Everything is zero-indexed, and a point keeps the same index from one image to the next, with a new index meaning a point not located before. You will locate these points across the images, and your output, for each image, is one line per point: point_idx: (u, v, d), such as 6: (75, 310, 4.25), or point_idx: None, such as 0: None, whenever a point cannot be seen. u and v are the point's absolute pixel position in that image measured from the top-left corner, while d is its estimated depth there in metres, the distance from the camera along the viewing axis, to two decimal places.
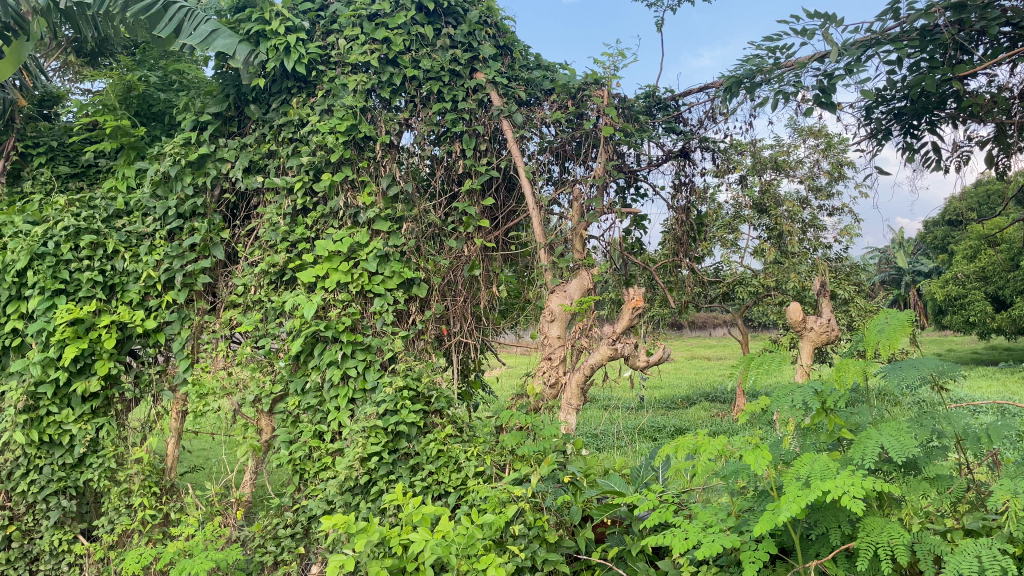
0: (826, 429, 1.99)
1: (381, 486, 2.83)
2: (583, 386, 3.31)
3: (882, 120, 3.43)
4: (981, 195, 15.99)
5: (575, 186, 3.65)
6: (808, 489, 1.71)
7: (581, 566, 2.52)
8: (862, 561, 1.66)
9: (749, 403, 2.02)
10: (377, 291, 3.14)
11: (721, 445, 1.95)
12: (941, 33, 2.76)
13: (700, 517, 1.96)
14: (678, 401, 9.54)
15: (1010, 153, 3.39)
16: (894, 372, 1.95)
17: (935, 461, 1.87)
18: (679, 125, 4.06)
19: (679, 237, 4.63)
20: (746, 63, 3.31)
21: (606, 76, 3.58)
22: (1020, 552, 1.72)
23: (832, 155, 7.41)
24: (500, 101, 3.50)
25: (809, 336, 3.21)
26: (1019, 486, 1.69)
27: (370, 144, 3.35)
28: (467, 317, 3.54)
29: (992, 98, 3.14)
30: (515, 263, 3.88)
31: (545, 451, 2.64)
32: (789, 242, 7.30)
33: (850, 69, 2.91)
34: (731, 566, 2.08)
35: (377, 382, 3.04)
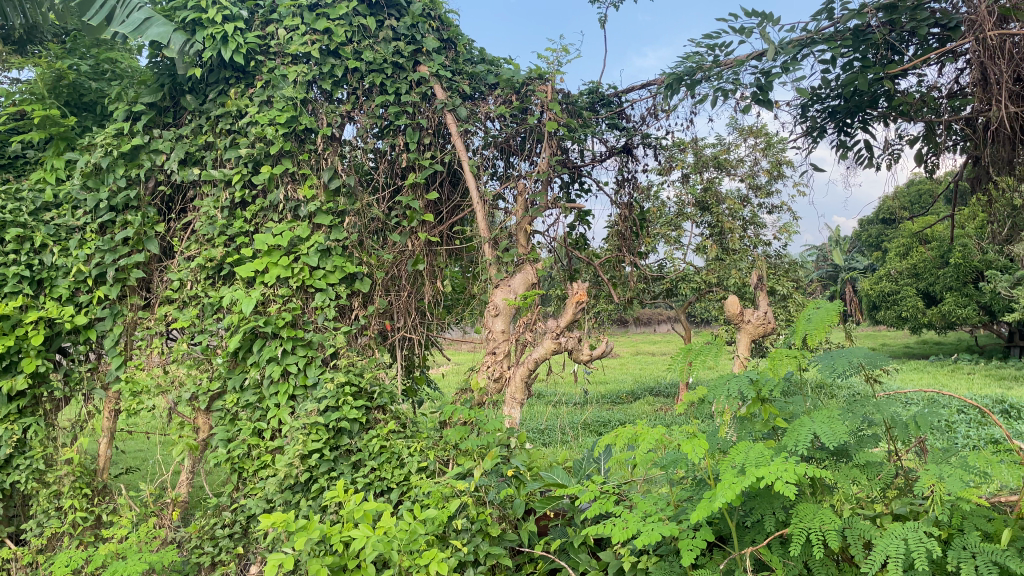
0: (761, 418, 2.04)
1: (323, 484, 2.78)
2: (527, 380, 3.32)
3: (817, 118, 3.54)
4: (912, 194, 16.55)
5: (519, 181, 3.66)
6: (743, 476, 1.75)
7: (523, 560, 2.52)
8: (795, 546, 1.70)
9: (686, 393, 2.06)
10: (319, 285, 3.09)
11: (660, 435, 1.98)
12: (873, 33, 2.84)
13: (640, 507, 1.98)
14: (623, 395, 9.66)
15: (939, 152, 3.49)
16: (827, 361, 2.01)
17: (865, 449, 1.93)
18: (622, 121, 4.10)
19: (623, 233, 4.68)
20: (686, 60, 3.35)
21: (550, 71, 3.59)
22: (945, 534, 1.78)
23: (771, 154, 7.57)
24: (444, 94, 3.47)
25: (746, 328, 3.28)
26: (944, 471, 1.75)
27: (311, 137, 3.29)
28: (411, 312, 3.51)
29: (922, 97, 3.24)
30: (459, 258, 3.86)
31: (488, 445, 2.64)
32: (731, 239, 7.44)
33: (786, 68, 2.97)
34: (671, 555, 2.11)
35: (318, 378, 3.00)
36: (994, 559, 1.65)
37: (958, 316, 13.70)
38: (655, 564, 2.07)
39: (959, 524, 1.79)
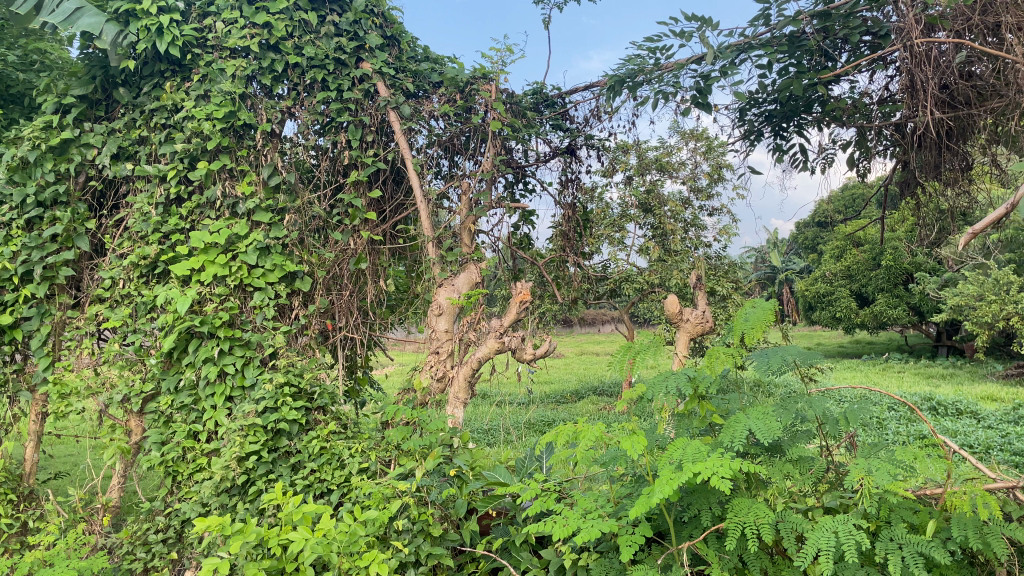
0: (698, 415, 2.08)
1: (261, 486, 2.73)
2: (470, 379, 3.31)
3: (754, 122, 3.62)
4: (846, 198, 17.06)
5: (463, 180, 3.66)
6: (680, 472, 1.78)
7: (465, 559, 2.52)
8: (731, 540, 1.73)
9: (626, 391, 2.08)
10: (258, 284, 3.03)
11: (600, 432, 2.00)
12: (808, 40, 2.91)
13: (580, 504, 2.00)
14: (567, 395, 9.71)
15: (870, 157, 3.60)
16: (762, 358, 2.06)
17: (798, 445, 1.98)
18: (566, 122, 4.12)
19: (566, 234, 4.69)
20: (628, 63, 3.38)
21: (494, 71, 3.60)
22: (873, 526, 1.83)
23: (712, 158, 7.72)
24: (387, 91, 3.43)
25: (685, 327, 3.34)
26: (872, 465, 1.81)
27: (250, 132, 3.22)
28: (353, 311, 3.46)
29: (854, 103, 3.34)
30: (403, 257, 3.83)
31: (431, 445, 2.62)
32: (672, 240, 7.54)
33: (724, 72, 3.03)
34: (611, 551, 2.13)
35: (256, 379, 2.94)
36: (919, 550, 1.71)
37: (889, 316, 14.17)
38: (595, 560, 2.10)
39: (886, 516, 1.85)
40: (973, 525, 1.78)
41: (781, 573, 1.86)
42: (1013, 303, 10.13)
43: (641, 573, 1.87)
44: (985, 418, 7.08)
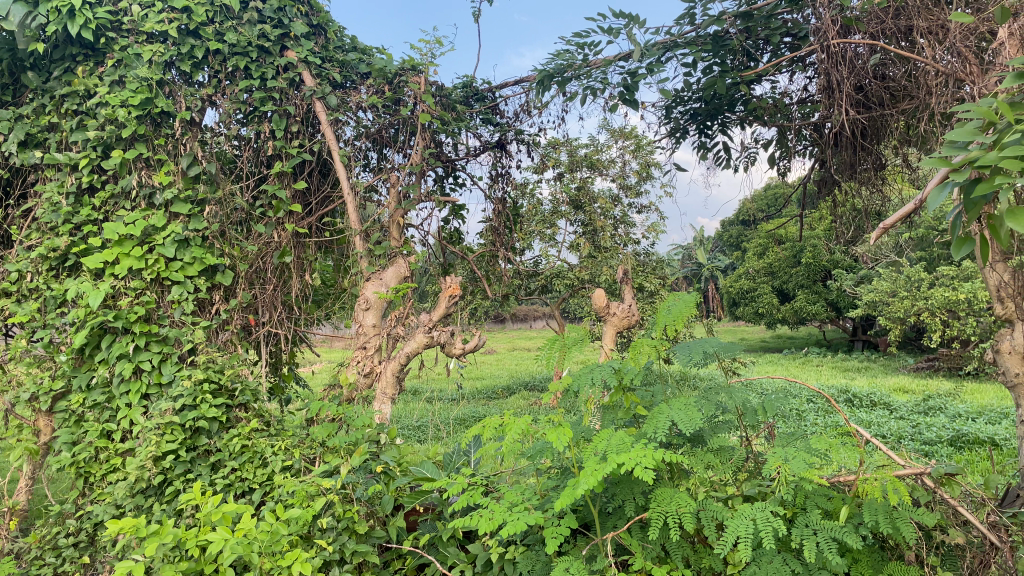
0: (623, 406, 2.11)
1: (178, 486, 2.63)
2: (398, 375, 3.27)
3: (680, 120, 3.68)
4: (769, 197, 17.57)
5: (393, 173, 3.59)
6: (604, 463, 1.79)
7: (392, 556, 2.49)
8: (653, 529, 1.75)
9: (553, 383, 2.09)
10: (176, 278, 2.93)
11: (526, 424, 2.00)
12: (731, 40, 2.97)
13: (506, 497, 1.99)
14: (499, 390, 9.72)
15: (790, 156, 3.71)
16: (683, 349, 2.10)
17: (719, 435, 2.03)
18: (496, 116, 4.10)
19: (497, 229, 4.64)
20: (557, 58, 3.39)
21: (424, 63, 3.55)
22: (790, 513, 1.88)
23: (641, 156, 7.82)
24: (313, 81, 3.35)
25: (612, 321, 3.37)
26: (789, 453, 1.86)
27: (168, 121, 3.11)
28: (277, 306, 3.37)
29: (775, 103, 3.42)
30: (330, 251, 3.75)
31: (357, 442, 2.58)
32: (602, 236, 7.62)
33: (650, 69, 3.06)
34: (537, 544, 2.14)
35: (174, 376, 2.84)
36: (833, 535, 1.76)
37: (808, 312, 14.64)
38: (521, 553, 2.10)
39: (802, 503, 1.90)
40: (884, 510, 1.84)
41: (701, 560, 1.90)
42: (923, 299, 10.59)
43: (566, 564, 1.88)
44: (897, 409, 7.38)
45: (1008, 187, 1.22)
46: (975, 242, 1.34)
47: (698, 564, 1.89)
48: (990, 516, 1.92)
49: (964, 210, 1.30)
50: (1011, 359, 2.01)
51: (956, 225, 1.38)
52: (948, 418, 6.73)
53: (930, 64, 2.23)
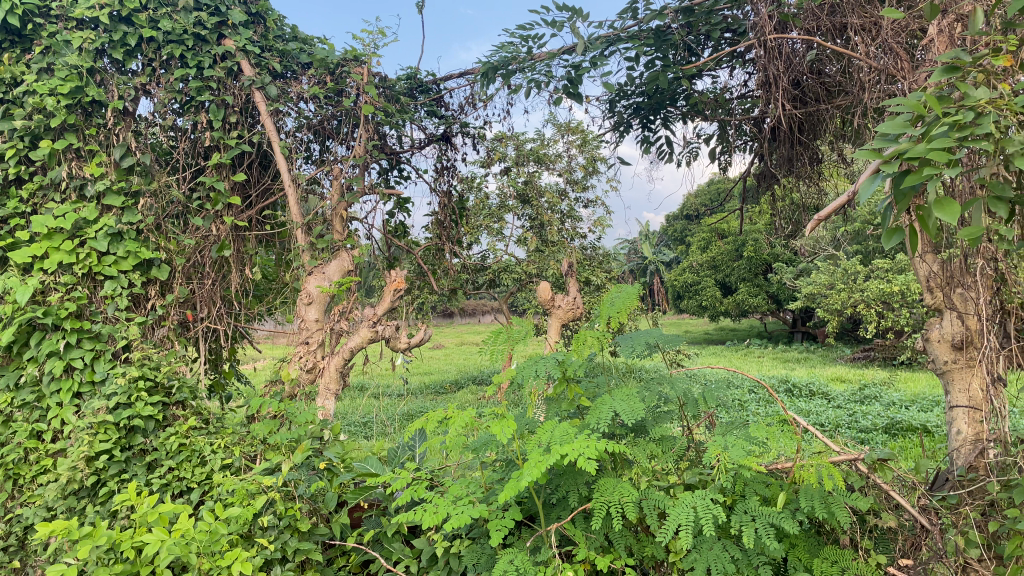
0: (567, 398, 2.11)
1: (112, 487, 2.54)
2: (342, 370, 3.24)
3: (624, 114, 3.71)
4: (712, 192, 17.88)
5: (334, 165, 3.53)
6: (548, 455, 1.80)
7: (335, 553, 2.46)
8: (597, 519, 1.77)
9: (497, 376, 2.08)
10: (109, 273, 2.83)
11: (470, 417, 1.99)
12: (673, 34, 3.00)
13: (451, 491, 1.98)
14: (447, 385, 9.70)
15: (731, 150, 3.76)
16: (626, 340, 2.12)
17: (661, 425, 2.05)
18: (440, 109, 4.06)
19: (442, 222, 4.62)
20: (501, 50, 3.38)
21: (366, 54, 3.50)
22: (730, 500, 1.92)
23: (587, 151, 7.88)
24: (252, 71, 3.27)
25: (557, 313, 3.38)
26: (728, 442, 1.89)
27: (100, 110, 3.00)
28: (216, 301, 3.29)
29: (716, 98, 3.46)
30: (271, 244, 3.67)
31: (299, 438, 2.53)
32: (549, 231, 7.65)
33: (593, 63, 3.07)
34: (483, 537, 2.14)
35: (108, 373, 2.75)
36: (771, 521, 1.80)
37: (750, 304, 14.97)
38: (467, 547, 2.10)
39: (741, 490, 1.94)
40: (819, 496, 1.89)
41: (644, 549, 1.92)
42: (858, 292, 10.90)
43: (511, 558, 1.88)
44: (835, 398, 7.59)
45: (936, 177, 1.26)
46: (905, 232, 1.37)
47: (641, 552, 1.92)
48: (920, 500, 1.98)
49: (894, 200, 1.33)
50: (941, 347, 2.05)
51: (886, 215, 1.41)
52: (882, 406, 6.95)
53: (863, 60, 2.28)
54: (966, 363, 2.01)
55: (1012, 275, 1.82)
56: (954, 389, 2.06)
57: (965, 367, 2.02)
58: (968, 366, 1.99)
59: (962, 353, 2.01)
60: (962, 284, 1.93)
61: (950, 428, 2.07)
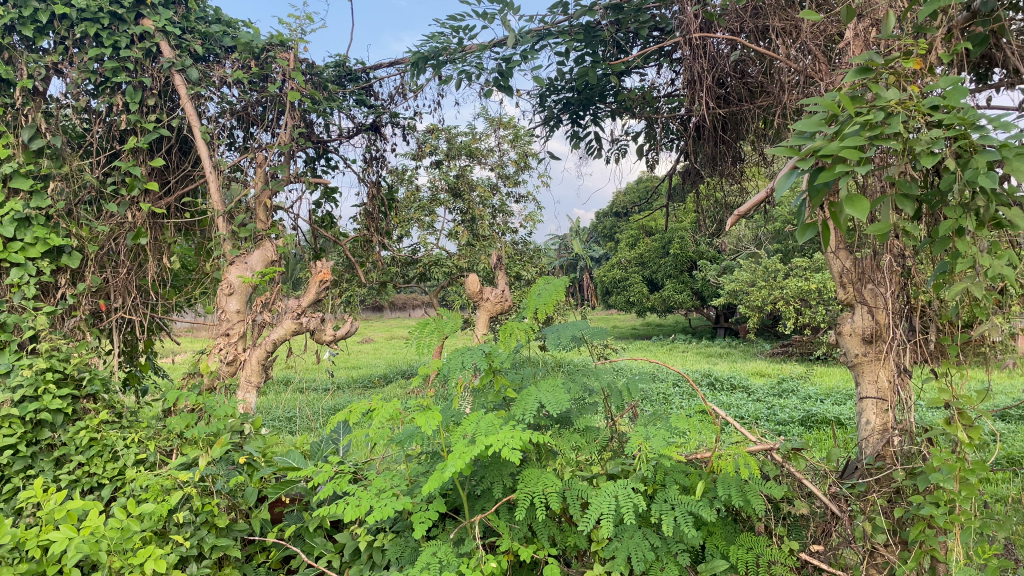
0: (493, 390, 2.11)
1: (16, 484, 2.41)
2: (264, 363, 3.19)
3: (554, 109, 3.73)
4: (641, 190, 18.18)
5: (258, 152, 3.43)
6: (473, 445, 1.80)
7: (254, 549, 2.39)
8: (521, 509, 1.78)
9: (423, 368, 2.07)
10: (15, 259, 2.69)
11: (394, 409, 1.97)
12: (602, 31, 3.03)
13: (374, 483, 1.96)
14: (375, 379, 9.57)
15: (658, 147, 3.81)
16: (552, 332, 2.13)
17: (586, 416, 2.07)
18: (370, 98, 3.99)
19: (372, 213, 4.53)
20: (432, 40, 3.34)
21: (293, 39, 3.41)
22: (651, 489, 1.95)
23: (519, 146, 7.90)
24: (172, 52, 3.14)
25: (485, 306, 3.36)
26: (650, 431, 1.92)
27: (8, 90, 2.86)
28: (131, 290, 3.16)
29: (643, 95, 3.51)
30: (191, 233, 3.55)
31: (218, 433, 2.45)
32: (480, 225, 7.64)
33: (524, 56, 3.07)
34: (407, 531, 2.11)
35: (13, 365, 2.61)
36: (689, 509, 1.84)
37: (676, 300, 15.29)
38: (390, 540, 2.08)
39: (661, 480, 1.97)
40: (735, 484, 1.94)
41: (567, 539, 1.94)
42: (779, 289, 11.26)
43: (434, 550, 1.87)
44: (755, 392, 7.81)
45: (848, 174, 1.30)
46: (819, 226, 1.42)
47: (564, 542, 1.93)
48: (831, 487, 2.04)
49: (810, 196, 1.37)
50: (852, 340, 2.14)
51: (801, 210, 1.45)
52: (798, 400, 7.21)
53: (785, 62, 2.33)
54: (875, 355, 2.08)
55: (918, 271, 1.90)
56: (864, 381, 2.14)
57: (874, 360, 2.09)
58: (877, 359, 2.07)
59: (872, 346, 2.09)
60: (873, 280, 2.00)
61: (860, 419, 2.15)
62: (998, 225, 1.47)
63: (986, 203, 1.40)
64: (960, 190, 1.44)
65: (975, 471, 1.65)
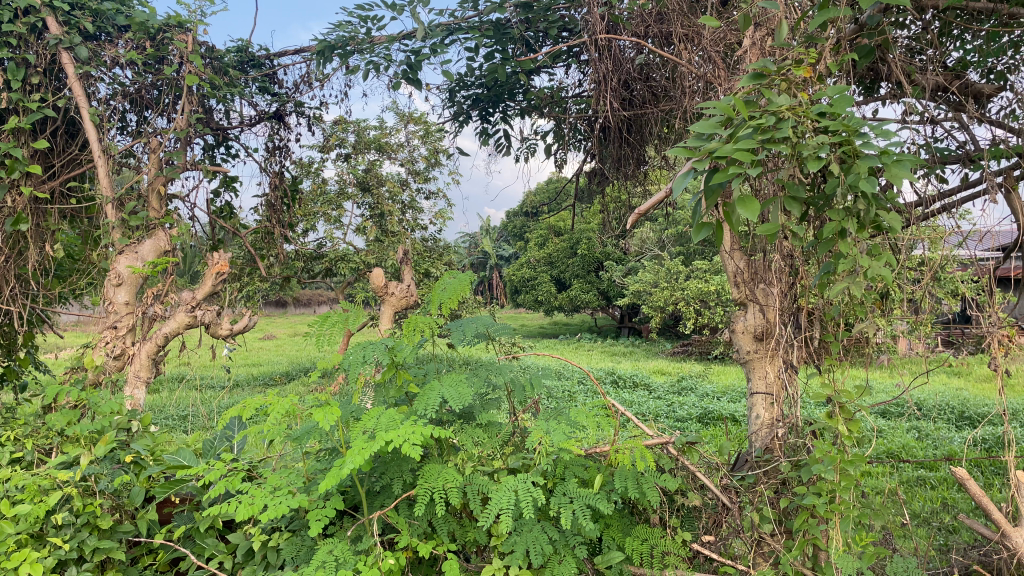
0: (395, 384, 2.08)
1: None
2: (155, 357, 3.01)
3: (463, 104, 3.72)
4: (550, 192, 18.43)
5: (152, 137, 3.27)
6: (372, 441, 1.77)
7: (140, 551, 2.28)
8: (421, 504, 1.77)
9: (322, 362, 2.02)
10: None
11: (291, 404, 1.92)
12: (512, 29, 3.04)
13: (269, 481, 1.90)
14: (277, 376, 9.32)
15: (565, 147, 3.85)
16: (457, 326, 2.12)
17: (489, 411, 2.08)
18: (273, 86, 3.88)
19: (274, 205, 4.40)
20: (338, 29, 3.27)
21: (192, 21, 3.24)
22: (550, 483, 1.97)
23: (429, 142, 7.88)
24: (59, 29, 2.96)
25: (390, 301, 3.32)
26: (550, 425, 1.94)
27: None
28: (9, 280, 2.96)
29: (551, 95, 3.54)
30: (77, 219, 3.35)
31: (102, 430, 2.32)
32: (389, 221, 7.58)
33: (433, 50, 3.04)
34: (303, 529, 2.06)
35: None
36: (587, 502, 1.87)
37: (582, 300, 15.56)
38: (285, 540, 2.02)
39: (561, 473, 2.00)
40: (632, 477, 1.99)
41: (466, 534, 1.94)
42: (680, 290, 11.62)
43: (330, 548, 1.83)
44: (656, 390, 8.04)
45: (741, 176, 1.35)
46: (712, 226, 1.46)
47: (463, 537, 1.93)
48: (722, 480, 2.10)
49: (705, 196, 1.41)
50: (744, 338, 2.21)
51: (697, 210, 1.50)
52: (696, 397, 7.46)
53: (686, 67, 2.39)
54: (764, 352, 2.16)
55: (805, 271, 1.99)
56: (755, 377, 2.22)
57: (763, 357, 2.17)
58: (766, 355, 2.15)
59: (762, 344, 2.17)
60: (764, 280, 2.08)
61: (750, 413, 2.22)
62: (878, 228, 1.55)
63: (866, 207, 1.48)
64: (844, 195, 1.52)
65: (854, 463, 1.74)
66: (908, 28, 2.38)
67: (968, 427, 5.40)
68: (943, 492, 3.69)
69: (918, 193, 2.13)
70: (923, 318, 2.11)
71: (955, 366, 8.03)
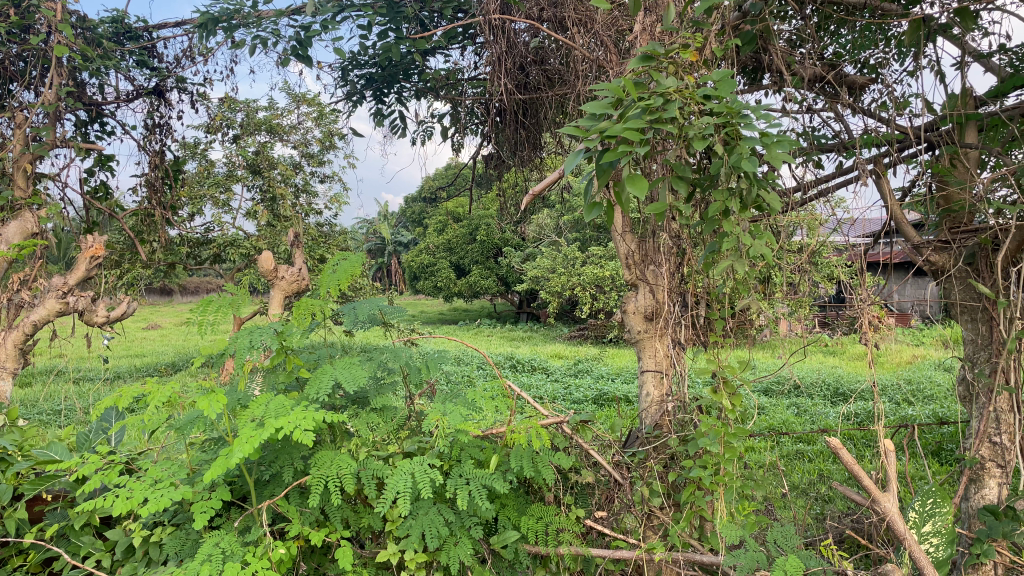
0: (285, 370, 2.00)
1: None
2: (22, 347, 2.80)
3: (357, 84, 3.63)
4: (449, 177, 18.35)
5: (17, 111, 3.03)
6: (261, 429, 1.71)
7: (9, 553, 2.12)
8: (313, 492, 1.72)
9: (206, 347, 1.93)
10: None
11: (172, 392, 1.82)
12: (405, 6, 2.99)
13: (149, 474, 1.81)
14: (164, 367, 8.91)
15: (461, 129, 3.82)
16: (350, 309, 2.07)
17: (384, 395, 2.04)
18: (153, 60, 3.68)
19: (154, 185, 4.16)
20: (222, 2, 3.12)
21: None
22: (446, 465, 1.96)
23: (323, 124, 7.68)
24: None
25: (279, 284, 3.17)
26: (447, 407, 1.93)
27: None
28: None
29: (446, 76, 3.50)
30: None
31: None
32: (282, 205, 7.35)
33: (324, 26, 2.96)
34: (187, 523, 1.98)
35: None
36: (483, 483, 1.88)
37: (481, 285, 15.58)
38: (169, 534, 1.93)
39: (457, 455, 1.99)
40: (527, 456, 2.00)
41: (361, 520, 1.91)
42: (576, 275, 11.81)
43: (216, 540, 1.76)
44: (553, 373, 8.16)
45: (631, 156, 1.37)
46: (603, 205, 1.47)
47: (357, 523, 1.90)
48: (615, 456, 2.15)
49: (597, 175, 1.42)
50: (635, 318, 2.23)
51: (588, 189, 1.51)
52: (591, 379, 7.61)
53: (579, 51, 2.41)
54: (654, 331, 2.20)
55: (692, 252, 2.05)
56: (644, 356, 2.25)
57: (653, 336, 2.21)
58: (655, 334, 2.18)
59: (652, 324, 2.20)
60: (654, 261, 2.12)
61: (641, 391, 2.25)
62: (758, 209, 1.61)
63: (749, 188, 1.54)
64: (727, 177, 1.57)
65: (737, 435, 1.82)
66: (788, 20, 2.48)
67: (842, 403, 5.74)
68: (820, 463, 3.90)
69: (797, 178, 2.23)
70: (801, 297, 2.22)
71: (831, 345, 8.51)
